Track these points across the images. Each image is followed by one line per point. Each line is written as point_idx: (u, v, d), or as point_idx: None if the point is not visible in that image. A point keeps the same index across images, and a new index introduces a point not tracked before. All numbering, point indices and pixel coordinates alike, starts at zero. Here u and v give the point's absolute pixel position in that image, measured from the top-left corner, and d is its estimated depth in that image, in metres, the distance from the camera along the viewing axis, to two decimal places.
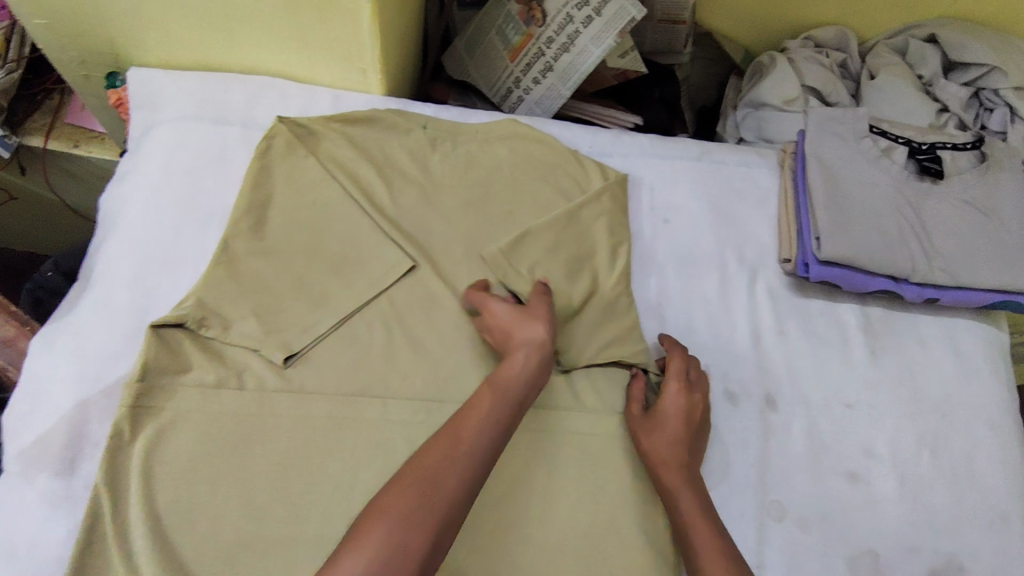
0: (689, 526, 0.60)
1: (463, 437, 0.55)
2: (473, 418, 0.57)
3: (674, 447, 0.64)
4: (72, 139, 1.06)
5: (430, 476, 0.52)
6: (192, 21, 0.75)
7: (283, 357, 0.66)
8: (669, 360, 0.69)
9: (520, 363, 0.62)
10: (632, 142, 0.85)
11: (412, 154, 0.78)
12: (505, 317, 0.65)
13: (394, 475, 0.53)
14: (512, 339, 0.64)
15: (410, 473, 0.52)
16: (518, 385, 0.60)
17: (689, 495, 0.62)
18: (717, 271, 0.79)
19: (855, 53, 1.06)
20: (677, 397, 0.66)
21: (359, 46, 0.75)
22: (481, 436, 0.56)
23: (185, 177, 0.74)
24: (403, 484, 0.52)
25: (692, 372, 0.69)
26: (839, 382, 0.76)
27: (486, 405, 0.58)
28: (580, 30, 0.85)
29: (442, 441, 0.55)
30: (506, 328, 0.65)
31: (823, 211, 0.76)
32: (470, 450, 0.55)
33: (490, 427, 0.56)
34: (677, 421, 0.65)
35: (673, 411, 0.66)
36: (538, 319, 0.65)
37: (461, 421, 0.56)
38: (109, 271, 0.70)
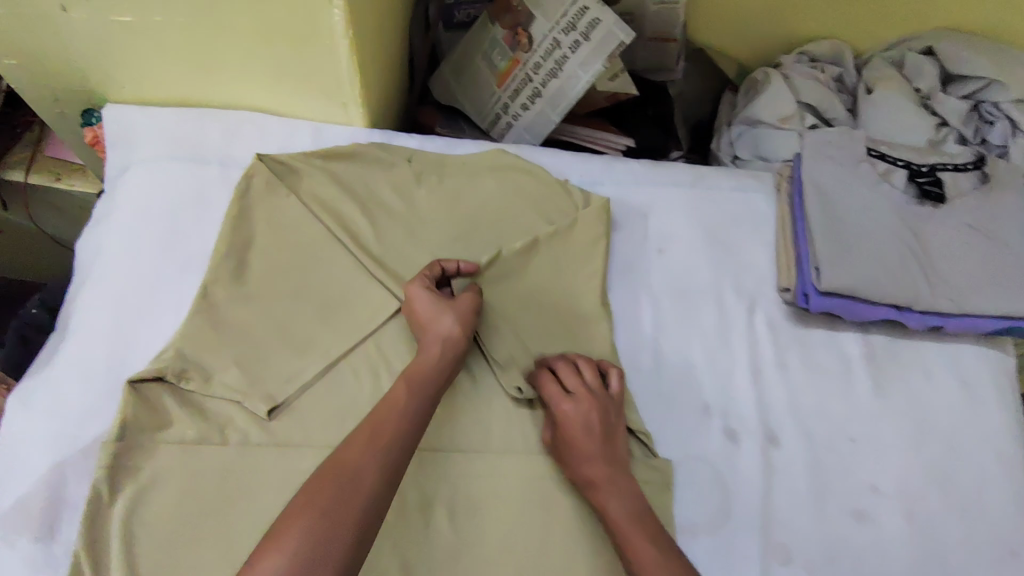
0: (622, 540, 0.58)
1: (379, 429, 0.55)
2: (389, 412, 0.56)
3: (597, 469, 0.61)
4: (53, 171, 1.04)
5: (352, 468, 0.52)
6: (166, 57, 0.72)
7: (267, 409, 0.64)
8: (549, 383, 0.65)
9: (428, 354, 0.62)
10: (624, 170, 0.83)
11: (397, 189, 0.76)
12: (426, 305, 0.65)
13: (314, 473, 0.53)
14: (425, 332, 0.63)
15: (329, 471, 0.52)
16: (431, 379, 0.60)
17: (620, 509, 0.59)
18: (713, 302, 0.77)
19: (851, 68, 1.04)
20: (572, 416, 0.62)
21: (338, 80, 0.73)
22: (395, 426, 0.55)
23: (163, 220, 0.72)
24: (320, 483, 0.51)
25: (570, 382, 0.65)
26: (841, 416, 0.74)
27: (403, 399, 0.58)
28: (568, 54, 0.83)
29: (360, 434, 0.55)
30: (421, 318, 0.64)
31: (821, 240, 0.74)
32: (388, 441, 0.54)
33: (403, 418, 0.56)
34: (580, 437, 0.61)
35: (570, 437, 0.62)
36: (453, 314, 0.64)
37: (376, 416, 0.56)
38: (85, 322, 0.67)
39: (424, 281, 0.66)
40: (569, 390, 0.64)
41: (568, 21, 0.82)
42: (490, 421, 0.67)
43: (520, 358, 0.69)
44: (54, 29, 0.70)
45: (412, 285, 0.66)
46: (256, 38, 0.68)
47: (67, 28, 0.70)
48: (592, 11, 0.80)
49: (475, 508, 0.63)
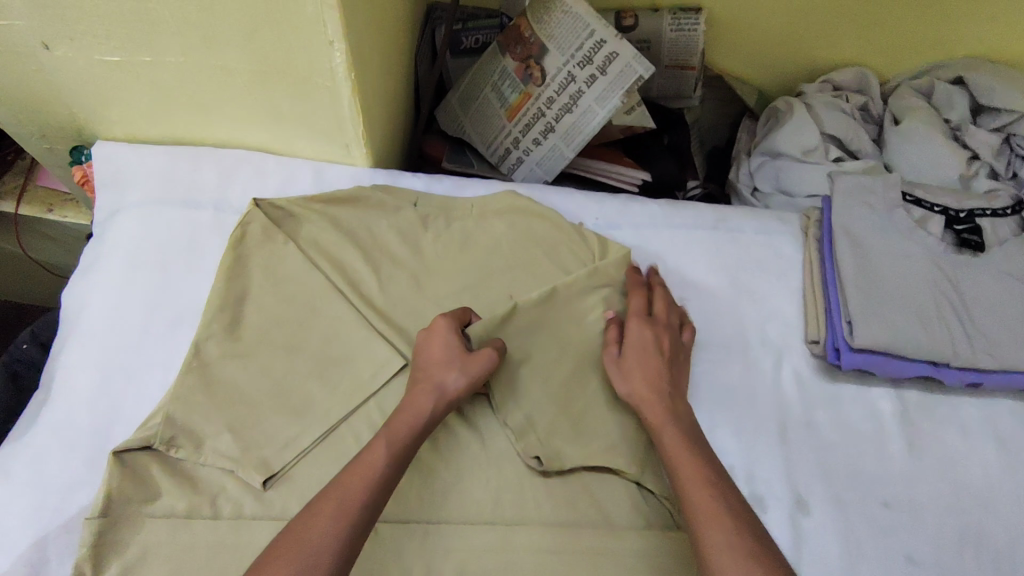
0: (668, 451, 0.58)
1: (343, 500, 0.51)
2: (356, 481, 0.52)
3: (653, 379, 0.63)
4: (45, 203, 1.00)
5: (306, 547, 0.48)
6: (156, 97, 0.68)
7: (262, 480, 0.59)
8: (635, 297, 0.69)
9: (418, 407, 0.58)
10: (641, 212, 0.78)
11: (402, 234, 0.72)
12: (444, 348, 0.61)
13: (269, 546, 0.49)
14: (429, 374, 0.59)
15: (283, 548, 0.48)
16: (409, 437, 0.56)
17: (670, 426, 0.60)
18: (737, 355, 0.72)
19: (877, 96, 0.99)
20: (642, 332, 0.66)
21: (339, 121, 0.68)
22: (361, 499, 0.51)
23: (154, 272, 0.68)
24: (273, 562, 0.47)
25: (656, 308, 0.69)
26: (875, 480, 0.68)
27: (375, 462, 0.53)
28: (583, 89, 0.79)
29: (323, 505, 0.50)
30: (431, 358, 0.61)
31: (853, 294, 0.70)
32: (352, 515, 0.50)
33: (371, 490, 0.52)
34: (648, 347, 0.65)
35: (639, 348, 0.65)
36: (462, 370, 0.60)
37: (344, 481, 0.52)
38: (70, 384, 0.63)
39: (454, 321, 0.63)
40: (636, 309, 0.68)
41: (584, 55, 0.77)
42: (501, 491, 0.62)
43: (533, 421, 0.65)
44: (37, 68, 0.66)
45: (441, 321, 0.63)
46: (251, 79, 0.64)
47: (51, 67, 0.65)
48: (609, 44, 0.76)
49: None
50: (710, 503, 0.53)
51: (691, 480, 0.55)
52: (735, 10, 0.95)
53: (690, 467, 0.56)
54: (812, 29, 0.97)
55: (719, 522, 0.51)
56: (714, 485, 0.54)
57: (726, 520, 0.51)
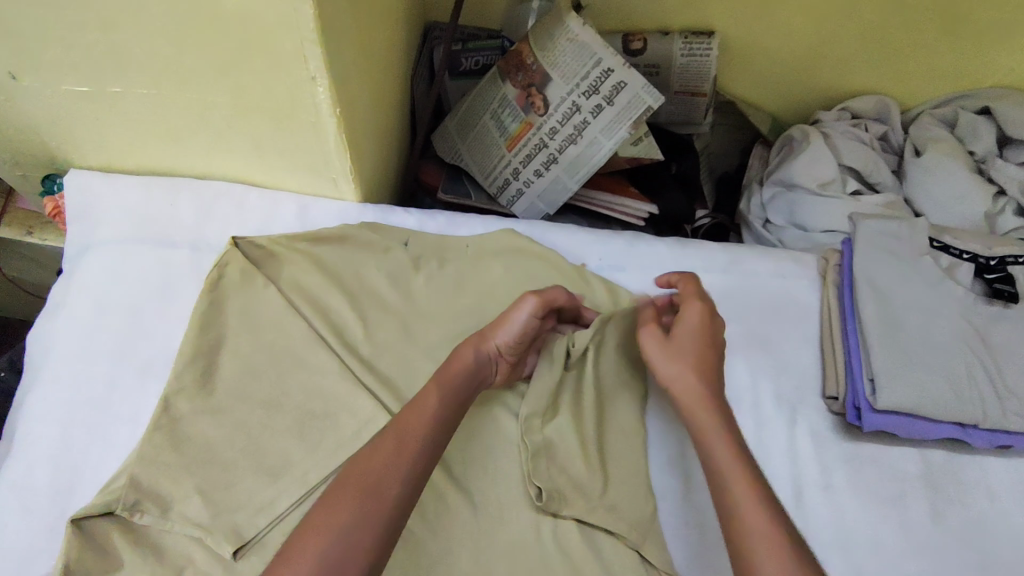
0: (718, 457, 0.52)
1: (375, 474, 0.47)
2: (381, 458, 0.48)
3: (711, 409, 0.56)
4: (24, 225, 0.94)
5: (369, 481, 0.46)
6: (129, 128, 0.64)
7: (233, 550, 0.54)
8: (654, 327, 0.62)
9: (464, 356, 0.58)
10: (648, 252, 0.73)
11: (392, 277, 0.67)
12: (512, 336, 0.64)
13: (326, 492, 0.47)
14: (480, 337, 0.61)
15: (342, 489, 0.46)
16: (457, 378, 0.55)
17: (721, 432, 0.54)
18: (749, 411, 0.67)
19: (898, 125, 0.94)
20: (671, 361, 0.59)
21: (326, 157, 0.64)
22: (392, 477, 0.47)
23: (126, 315, 0.64)
24: (334, 501, 0.45)
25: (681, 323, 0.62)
26: (897, 551, 0.63)
27: (430, 403, 0.52)
28: (589, 120, 0.74)
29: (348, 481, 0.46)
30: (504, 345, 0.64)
31: (876, 348, 0.65)
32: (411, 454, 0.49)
33: (430, 429, 0.51)
34: (685, 372, 0.58)
35: (688, 333, 0.61)
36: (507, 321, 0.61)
37: (402, 421, 0.51)
38: (30, 440, 0.59)
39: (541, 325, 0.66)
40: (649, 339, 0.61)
41: (589, 84, 0.73)
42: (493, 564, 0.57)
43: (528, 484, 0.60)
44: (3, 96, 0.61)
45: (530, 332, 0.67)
46: (228, 111, 0.59)
47: (15, 95, 0.61)
48: (617, 73, 0.71)
49: None
50: (772, 537, 0.46)
51: (747, 510, 0.48)
52: (749, 35, 0.90)
53: (746, 496, 0.49)
54: (830, 56, 0.92)
55: (780, 554, 0.45)
56: (776, 521, 0.47)
57: (795, 555, 0.45)
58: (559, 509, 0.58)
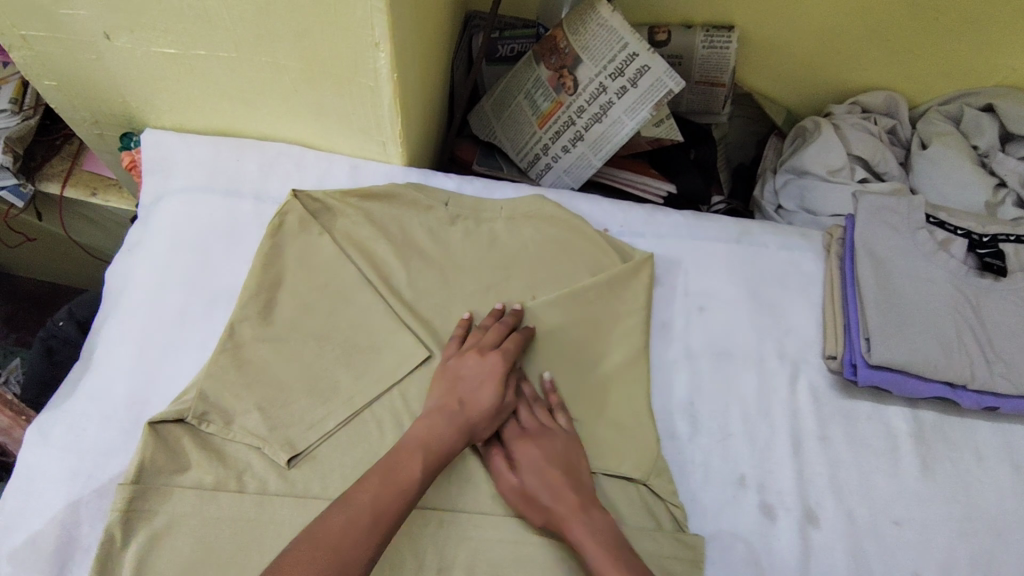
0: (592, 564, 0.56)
1: (331, 556, 0.50)
2: (349, 544, 0.51)
3: (555, 498, 0.59)
4: (89, 186, 1.03)
5: (347, 546, 0.51)
6: (204, 90, 0.72)
7: (287, 458, 0.61)
8: (528, 466, 0.61)
9: (450, 432, 0.60)
10: (666, 221, 0.80)
11: (432, 232, 0.74)
12: (486, 378, 0.64)
13: (307, 537, 0.51)
14: (475, 407, 0.62)
15: (323, 541, 0.50)
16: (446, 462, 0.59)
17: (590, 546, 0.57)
18: (755, 365, 0.73)
19: (906, 120, 1.01)
20: (529, 454, 0.62)
21: (378, 121, 0.71)
22: (364, 552, 0.51)
23: (195, 254, 0.71)
24: (314, 552, 0.50)
25: (525, 421, 0.64)
26: (886, 496, 0.69)
27: (415, 478, 0.56)
28: (614, 100, 0.81)
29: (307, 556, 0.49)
30: (477, 387, 0.63)
31: (873, 311, 0.70)
32: (387, 528, 0.53)
33: (407, 507, 0.55)
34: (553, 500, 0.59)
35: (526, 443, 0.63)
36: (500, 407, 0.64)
37: (390, 490, 0.54)
38: (109, 358, 0.66)
39: (509, 359, 0.65)
40: (527, 425, 0.64)
41: (616, 67, 0.79)
42: None
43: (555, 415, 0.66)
44: (96, 56, 0.70)
45: (495, 355, 0.65)
46: (296, 74, 0.66)
47: (110, 56, 0.69)
48: (641, 57, 0.78)
49: (493, 565, 0.59)
50: None
51: None
52: (768, 30, 0.97)
53: None
54: (842, 52, 0.98)
55: None
56: None
57: None
58: None
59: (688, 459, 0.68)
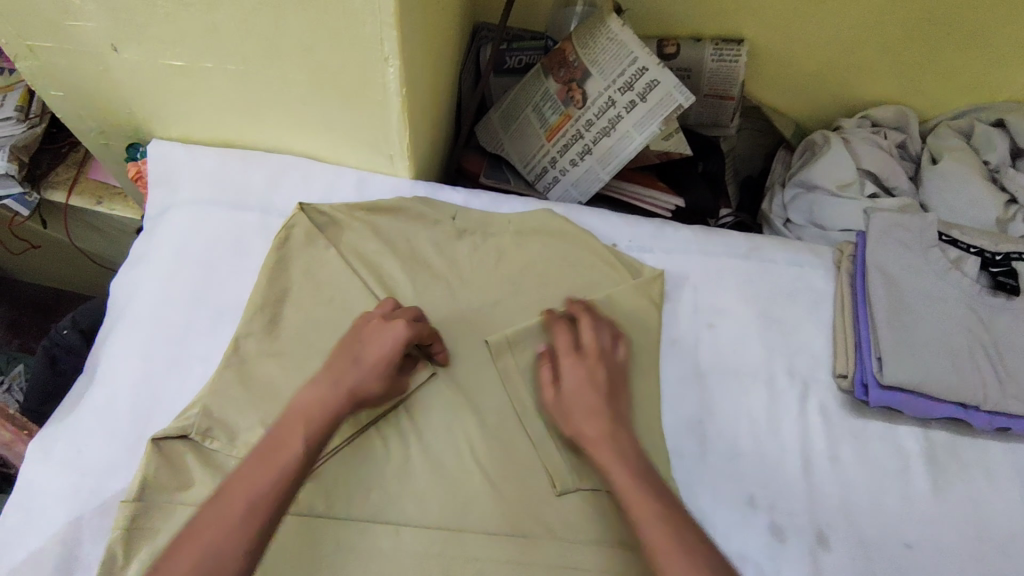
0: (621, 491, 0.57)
1: (219, 537, 0.49)
2: (219, 535, 0.49)
3: (593, 418, 0.61)
4: (95, 194, 1.03)
5: (212, 538, 0.49)
6: (212, 102, 0.71)
7: None
8: (570, 393, 0.63)
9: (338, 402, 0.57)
10: (675, 237, 0.79)
11: (439, 246, 0.74)
12: (378, 346, 0.60)
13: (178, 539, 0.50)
14: (353, 371, 0.59)
15: (193, 539, 0.49)
16: (324, 431, 0.56)
17: (620, 468, 0.58)
18: (764, 384, 0.72)
19: (916, 135, 1.00)
20: (576, 371, 0.64)
21: (386, 135, 0.71)
22: (231, 544, 0.49)
23: (200, 267, 0.71)
24: (187, 549, 0.49)
25: (585, 338, 0.66)
26: (897, 518, 0.68)
27: (288, 456, 0.53)
28: (623, 114, 0.80)
29: (204, 535, 0.49)
30: (372, 352, 0.60)
31: (885, 331, 0.70)
32: (260, 515, 0.51)
33: (278, 486, 0.52)
34: (598, 426, 0.61)
35: (572, 383, 0.63)
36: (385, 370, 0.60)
37: (253, 474, 0.52)
38: (113, 372, 0.66)
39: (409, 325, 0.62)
40: (586, 347, 0.65)
41: (625, 81, 0.79)
42: (523, 505, 0.62)
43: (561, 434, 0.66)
44: (104, 68, 0.69)
45: (395, 321, 0.61)
46: (304, 88, 0.66)
47: (117, 67, 0.69)
48: (651, 72, 0.77)
49: None
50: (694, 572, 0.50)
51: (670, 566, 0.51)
52: (777, 44, 0.96)
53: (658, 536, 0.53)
54: (852, 66, 0.98)
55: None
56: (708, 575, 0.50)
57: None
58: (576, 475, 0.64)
59: (697, 480, 0.67)
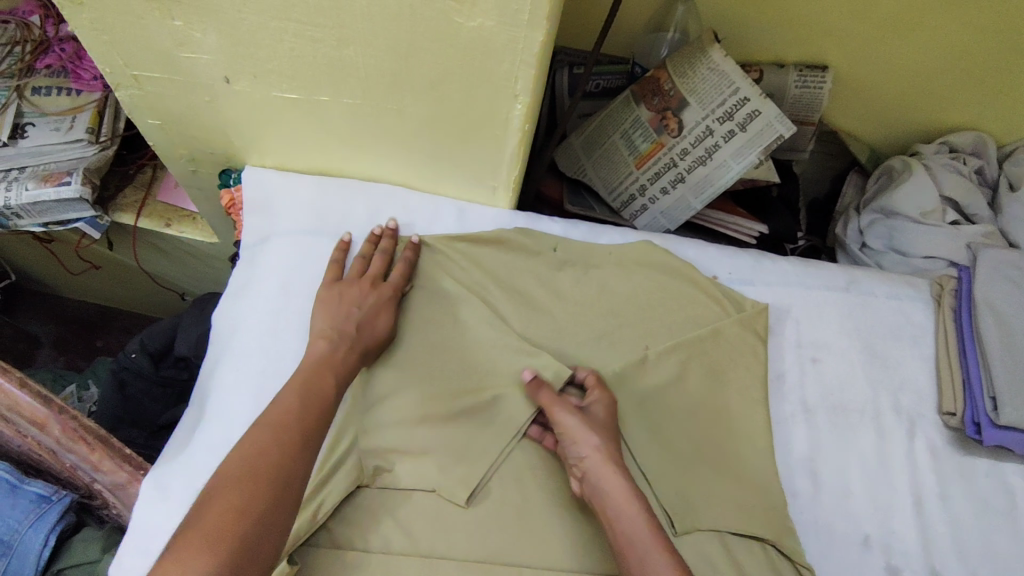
0: (628, 514, 0.54)
1: (278, 455, 0.52)
2: (278, 456, 0.52)
3: (612, 447, 0.59)
4: (163, 217, 1.02)
5: (275, 458, 0.52)
6: (318, 131, 0.70)
7: (466, 497, 0.61)
8: (595, 423, 0.60)
9: (347, 356, 0.62)
10: (774, 269, 0.78)
11: (541, 279, 0.73)
12: (347, 301, 0.66)
13: (228, 466, 0.51)
14: (336, 319, 0.64)
15: (251, 461, 0.51)
16: (340, 371, 0.61)
17: (629, 495, 0.55)
18: (871, 421, 0.72)
19: (993, 160, 1.00)
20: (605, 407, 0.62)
21: (495, 168, 0.70)
22: (294, 464, 0.53)
23: (307, 299, 0.70)
24: (249, 468, 0.51)
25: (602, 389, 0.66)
26: (1010, 559, 0.67)
27: (321, 394, 0.59)
28: (721, 143, 0.80)
29: (259, 453, 0.52)
30: (342, 305, 0.65)
31: (999, 371, 0.69)
32: (308, 440, 0.55)
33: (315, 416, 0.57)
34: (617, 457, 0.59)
35: (600, 413, 0.62)
36: (361, 311, 0.65)
37: (297, 406, 0.57)
38: (225, 408, 0.65)
39: (374, 279, 0.68)
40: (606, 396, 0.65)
41: (725, 111, 0.78)
42: None
43: (673, 472, 0.65)
44: (210, 98, 0.68)
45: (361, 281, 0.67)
46: (421, 121, 0.65)
47: (226, 98, 0.68)
48: (753, 102, 0.77)
49: None
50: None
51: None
52: (861, 70, 0.95)
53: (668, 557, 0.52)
54: (935, 93, 0.97)
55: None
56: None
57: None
58: (694, 518, 0.63)
59: (811, 519, 0.67)
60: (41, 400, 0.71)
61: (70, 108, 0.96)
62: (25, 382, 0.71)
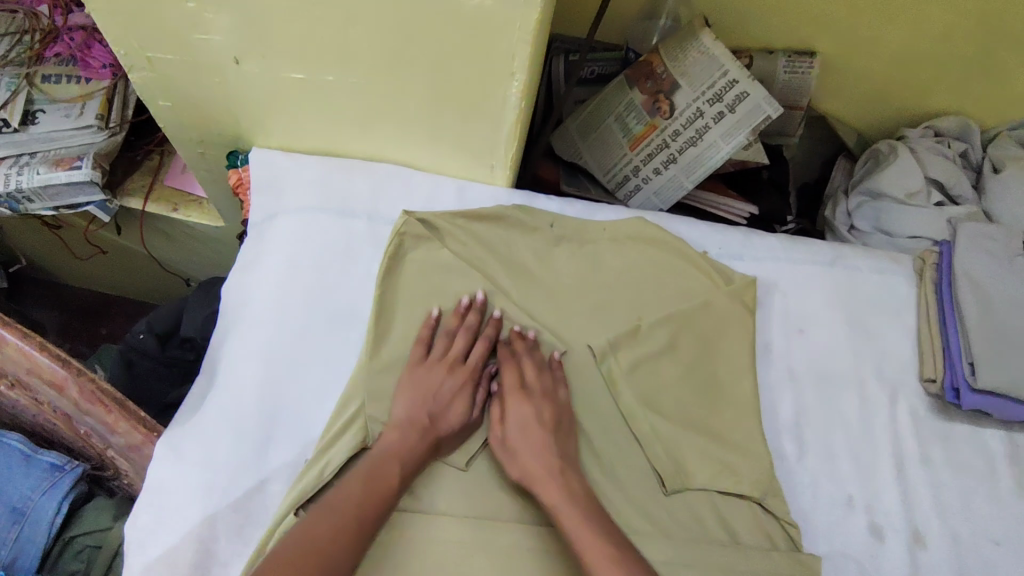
0: (560, 520, 0.57)
1: (351, 513, 0.55)
2: (356, 514, 0.55)
3: (538, 453, 0.61)
4: (170, 202, 1.05)
5: (349, 517, 0.55)
6: (323, 112, 0.73)
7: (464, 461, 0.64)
8: (516, 434, 0.62)
9: (418, 444, 0.61)
10: (762, 245, 0.81)
11: (538, 253, 0.76)
12: (434, 384, 0.65)
13: (309, 515, 0.55)
14: (427, 401, 0.64)
15: (333, 517, 0.55)
16: (426, 448, 0.61)
17: (559, 501, 0.58)
18: (855, 388, 0.75)
19: (977, 143, 1.03)
20: (522, 410, 0.64)
21: (493, 146, 0.73)
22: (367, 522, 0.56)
23: (313, 272, 0.73)
24: (333, 523, 0.54)
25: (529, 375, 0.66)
26: (987, 518, 0.70)
27: (405, 456, 0.60)
28: (711, 125, 0.83)
29: (333, 511, 0.55)
30: (447, 388, 0.65)
31: (977, 338, 0.72)
32: (384, 499, 0.57)
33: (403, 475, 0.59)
34: (543, 460, 0.61)
35: (514, 421, 0.63)
36: (449, 402, 0.64)
37: (380, 463, 0.59)
38: (237, 374, 0.68)
39: (456, 354, 0.67)
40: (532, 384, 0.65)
41: (715, 93, 0.82)
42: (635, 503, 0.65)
43: (664, 434, 0.68)
44: (220, 80, 0.71)
45: (438, 367, 0.65)
46: (422, 100, 0.68)
47: (235, 80, 0.71)
48: (742, 85, 0.80)
49: None
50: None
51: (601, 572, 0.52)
52: (848, 56, 0.98)
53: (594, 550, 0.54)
54: (920, 78, 1.00)
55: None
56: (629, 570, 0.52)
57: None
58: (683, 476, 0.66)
59: (796, 479, 0.70)
60: (59, 362, 0.74)
61: (82, 94, 0.97)
62: (43, 346, 0.75)
